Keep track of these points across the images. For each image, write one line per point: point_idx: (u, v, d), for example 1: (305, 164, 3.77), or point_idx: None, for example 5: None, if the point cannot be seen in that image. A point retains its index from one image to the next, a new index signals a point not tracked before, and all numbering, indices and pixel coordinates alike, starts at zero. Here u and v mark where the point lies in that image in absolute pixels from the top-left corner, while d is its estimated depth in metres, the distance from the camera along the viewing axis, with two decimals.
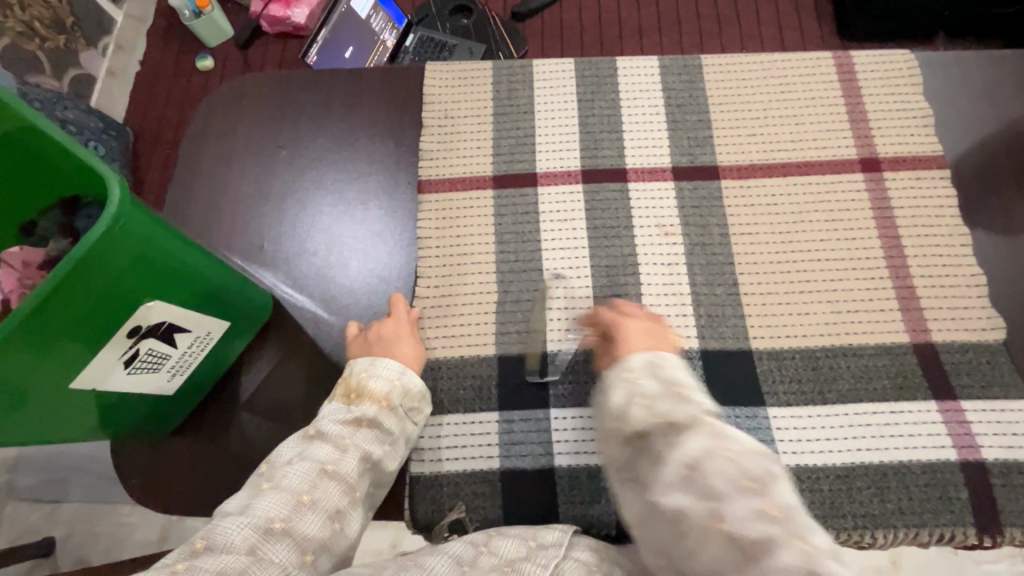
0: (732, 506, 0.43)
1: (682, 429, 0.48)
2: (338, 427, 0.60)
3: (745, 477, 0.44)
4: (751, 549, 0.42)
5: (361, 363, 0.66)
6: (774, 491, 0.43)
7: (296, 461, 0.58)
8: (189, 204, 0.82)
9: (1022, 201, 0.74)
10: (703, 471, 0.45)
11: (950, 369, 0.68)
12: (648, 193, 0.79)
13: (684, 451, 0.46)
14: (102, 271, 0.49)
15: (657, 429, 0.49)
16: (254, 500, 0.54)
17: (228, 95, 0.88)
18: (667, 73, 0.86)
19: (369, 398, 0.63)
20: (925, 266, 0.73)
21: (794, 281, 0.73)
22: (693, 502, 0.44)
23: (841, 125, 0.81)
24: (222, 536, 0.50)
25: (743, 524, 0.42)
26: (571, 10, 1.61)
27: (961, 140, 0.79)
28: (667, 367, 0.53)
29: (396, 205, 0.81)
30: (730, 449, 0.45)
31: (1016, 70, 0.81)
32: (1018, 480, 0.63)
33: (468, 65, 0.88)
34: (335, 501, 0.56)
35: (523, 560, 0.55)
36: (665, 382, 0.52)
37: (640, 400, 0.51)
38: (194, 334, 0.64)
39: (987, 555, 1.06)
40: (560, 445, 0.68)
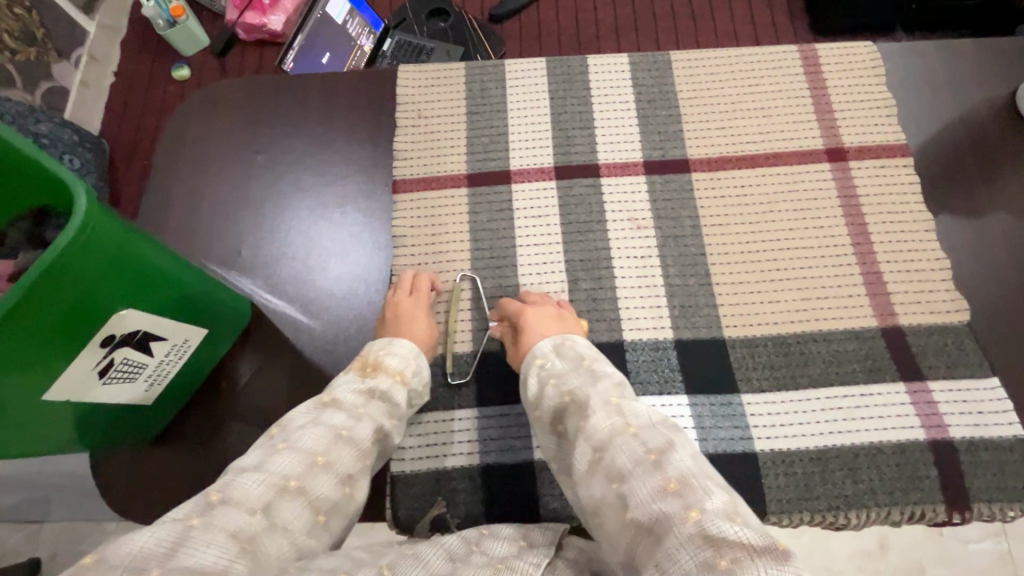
0: (636, 487, 0.47)
1: (590, 410, 0.55)
2: (352, 396, 0.62)
3: (649, 453, 0.49)
4: (654, 529, 0.44)
5: (378, 343, 0.67)
6: (671, 462, 0.47)
7: (310, 425, 0.58)
8: (163, 212, 0.82)
9: (983, 186, 0.76)
10: (610, 455, 0.50)
11: (917, 351, 0.70)
12: (621, 187, 0.80)
13: (593, 436, 0.52)
14: (71, 280, 0.49)
15: (569, 409, 0.57)
16: (269, 457, 0.54)
17: (200, 102, 0.88)
18: (637, 70, 0.87)
19: (385, 373, 0.65)
20: (891, 251, 0.74)
21: (764, 270, 0.74)
22: (605, 487, 0.49)
23: (808, 117, 0.82)
24: (238, 492, 0.49)
25: (645, 506, 0.45)
26: (547, 11, 1.62)
27: (923, 127, 0.81)
28: (570, 347, 0.64)
29: (371, 207, 0.81)
30: (628, 428, 0.51)
31: (975, 59, 0.83)
32: (984, 456, 0.65)
33: (441, 65, 0.89)
34: (347, 464, 0.57)
35: (515, 557, 0.53)
36: (571, 360, 0.62)
37: (552, 384, 0.60)
38: (171, 341, 0.63)
39: (969, 534, 1.08)
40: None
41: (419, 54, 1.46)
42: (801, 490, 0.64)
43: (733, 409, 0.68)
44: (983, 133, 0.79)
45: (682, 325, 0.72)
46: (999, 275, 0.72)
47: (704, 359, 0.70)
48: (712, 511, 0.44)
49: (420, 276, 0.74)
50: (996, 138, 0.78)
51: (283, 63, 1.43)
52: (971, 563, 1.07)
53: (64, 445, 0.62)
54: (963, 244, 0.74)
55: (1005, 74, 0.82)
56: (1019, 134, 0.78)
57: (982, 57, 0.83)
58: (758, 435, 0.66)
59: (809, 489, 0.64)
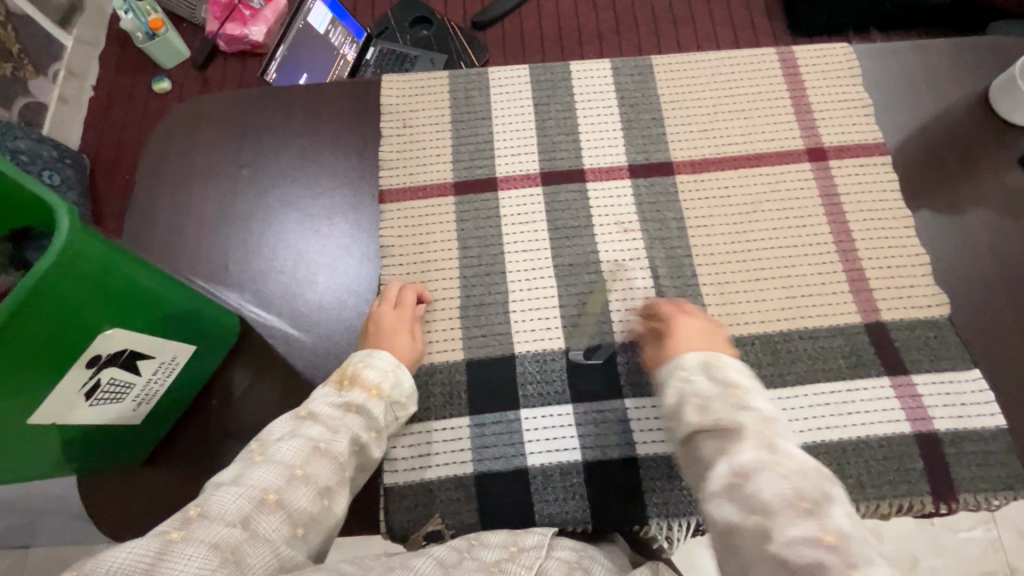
0: (785, 527, 0.45)
1: (738, 436, 0.52)
2: (329, 409, 0.62)
3: (805, 499, 0.46)
4: (801, 574, 0.42)
5: (358, 355, 0.68)
6: (831, 515, 0.45)
7: (287, 438, 0.58)
8: (148, 228, 0.81)
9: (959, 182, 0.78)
10: (754, 486, 0.48)
11: (900, 346, 0.71)
12: (607, 192, 0.81)
13: (733, 462, 0.50)
14: (55, 300, 0.48)
15: (707, 431, 0.53)
16: (247, 471, 0.54)
17: (183, 116, 0.88)
18: (619, 75, 0.88)
19: (360, 386, 0.65)
20: (872, 248, 0.76)
21: (750, 270, 0.75)
22: (743, 515, 0.47)
23: (788, 118, 0.84)
24: (217, 506, 0.49)
25: (793, 549, 0.43)
26: (530, 17, 1.63)
27: (901, 126, 0.82)
28: (721, 367, 0.58)
29: (358, 218, 0.81)
30: (780, 466, 0.48)
31: (947, 59, 0.85)
32: (969, 448, 0.66)
33: (424, 75, 0.89)
34: (326, 476, 0.57)
35: (508, 561, 0.54)
36: (721, 383, 0.56)
37: (694, 401, 0.55)
38: (159, 360, 0.63)
39: (960, 523, 1.10)
40: (532, 444, 0.68)
41: (403, 63, 1.46)
42: None
43: None
44: (958, 129, 0.81)
45: None
46: (977, 269, 0.74)
47: None
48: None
49: (408, 288, 0.74)
50: (971, 134, 0.80)
51: (265, 74, 1.39)
52: (963, 552, 1.08)
53: (52, 468, 0.61)
54: (942, 239, 0.76)
55: (977, 72, 0.84)
56: (992, 130, 0.80)
57: (953, 57, 0.86)
58: None
59: None
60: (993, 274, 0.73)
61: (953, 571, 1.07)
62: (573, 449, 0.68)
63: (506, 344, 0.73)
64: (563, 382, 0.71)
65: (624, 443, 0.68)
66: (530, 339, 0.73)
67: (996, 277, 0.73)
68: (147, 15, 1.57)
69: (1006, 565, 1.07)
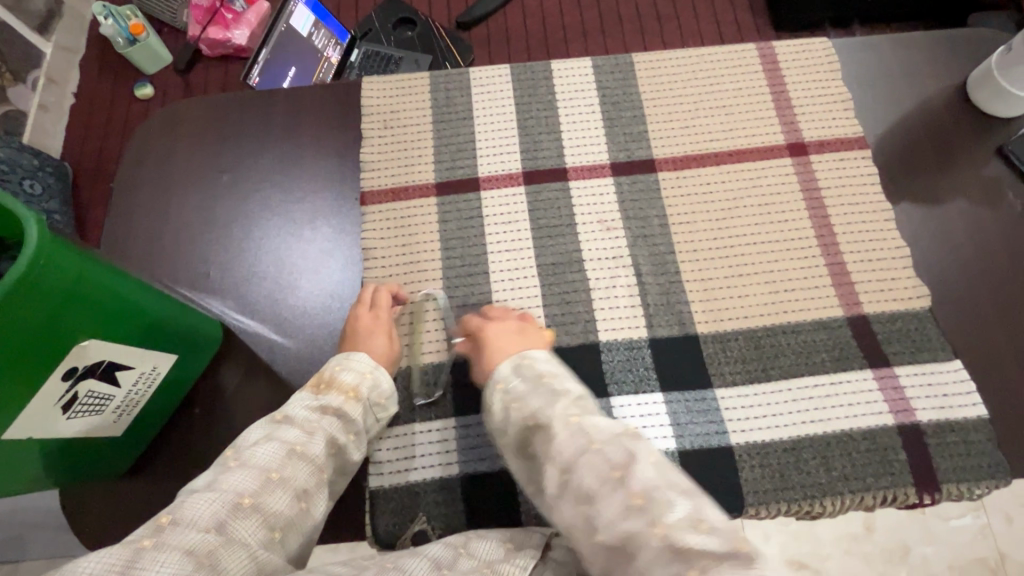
0: (603, 508, 0.46)
1: (551, 433, 0.52)
2: (305, 412, 0.62)
3: (614, 470, 0.47)
4: (628, 550, 0.44)
5: (336, 360, 0.68)
6: (636, 477, 0.46)
7: (263, 441, 0.58)
8: (128, 236, 0.80)
9: (938, 173, 0.78)
10: (575, 476, 0.48)
11: (882, 338, 0.71)
12: (589, 190, 0.81)
13: (558, 457, 0.50)
14: (25, 312, 0.47)
15: (539, 433, 0.54)
16: (222, 475, 0.54)
17: (161, 122, 0.87)
18: (600, 73, 0.88)
19: (337, 389, 0.65)
20: (853, 241, 0.76)
21: (732, 265, 0.76)
22: (576, 507, 0.48)
23: (768, 113, 0.84)
24: (190, 512, 0.49)
25: (613, 527, 0.45)
26: (514, 17, 1.63)
27: (880, 119, 0.83)
28: (531, 364, 0.60)
29: (340, 221, 0.81)
30: (593, 444, 0.49)
31: (924, 51, 0.86)
32: (951, 437, 0.66)
33: (406, 76, 0.88)
34: (303, 480, 0.57)
35: (503, 562, 0.54)
36: (532, 380, 0.58)
37: (515, 405, 0.57)
38: (139, 370, 0.62)
39: (950, 511, 1.11)
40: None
41: (388, 65, 1.45)
42: (778, 481, 0.65)
43: (707, 405, 0.69)
44: (937, 121, 0.81)
45: (656, 324, 0.73)
46: (958, 259, 0.74)
47: (678, 357, 0.71)
48: (674, 526, 0.44)
49: (381, 288, 0.73)
50: (949, 125, 0.81)
51: (247, 78, 1.32)
52: (953, 539, 1.09)
53: (33, 483, 0.61)
54: (922, 231, 0.76)
55: (954, 64, 0.85)
56: (969, 121, 0.81)
57: (930, 49, 0.86)
58: (733, 428, 0.67)
59: (785, 479, 0.65)
60: (973, 264, 0.74)
61: (945, 559, 1.08)
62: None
63: None
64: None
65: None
66: None
67: (976, 266, 0.74)
68: (127, 20, 1.56)
69: (996, 552, 1.08)
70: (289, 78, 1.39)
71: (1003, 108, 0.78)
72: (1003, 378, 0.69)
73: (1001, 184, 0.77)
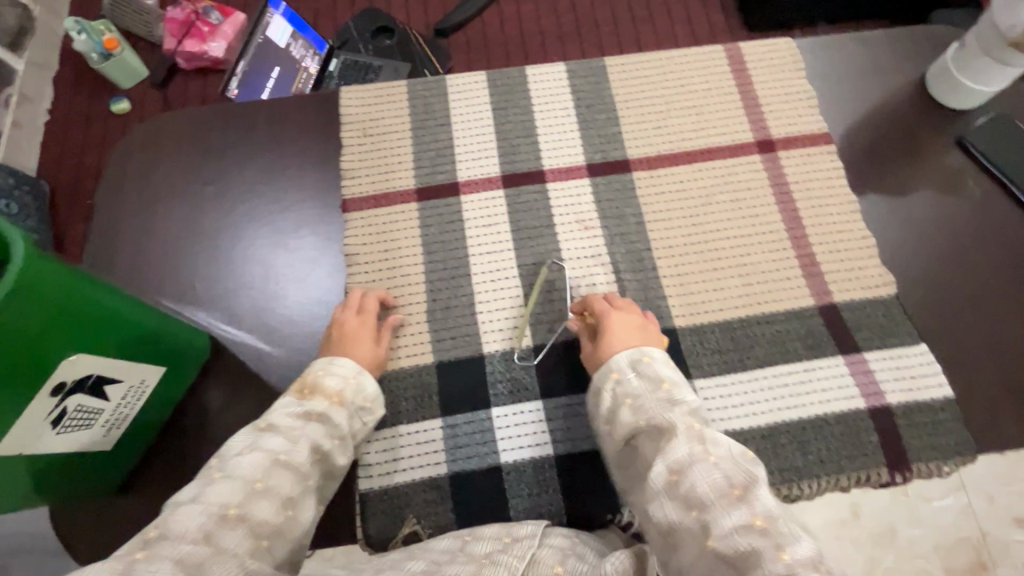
0: (720, 518, 0.48)
1: (670, 435, 0.56)
2: (289, 419, 0.61)
3: (731, 486, 0.50)
4: (739, 564, 0.45)
5: (318, 364, 0.68)
6: (757, 501, 0.48)
7: (246, 451, 0.57)
8: (112, 252, 0.80)
9: (899, 166, 0.82)
10: (690, 481, 0.51)
11: (852, 326, 0.75)
12: (567, 192, 0.82)
13: (670, 459, 0.54)
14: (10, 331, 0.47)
15: (647, 433, 0.58)
16: (206, 488, 0.53)
17: (139, 136, 0.86)
18: (574, 76, 0.89)
19: (322, 395, 0.65)
20: (822, 234, 0.79)
21: (708, 260, 0.78)
22: (683, 513, 0.50)
23: (738, 112, 0.86)
24: (178, 525, 0.48)
25: (728, 538, 0.47)
26: (492, 23, 1.65)
27: (845, 114, 0.86)
28: (648, 363, 0.65)
29: (322, 229, 0.81)
30: (711, 457, 0.53)
31: (884, 49, 0.89)
32: (919, 418, 0.70)
33: (383, 83, 0.89)
34: (289, 488, 0.56)
35: (501, 553, 0.56)
36: (650, 379, 0.63)
37: (629, 401, 0.61)
38: (128, 383, 0.62)
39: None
40: (506, 442, 0.70)
41: (367, 73, 1.45)
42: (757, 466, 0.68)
43: None
44: (899, 116, 0.84)
45: None
46: (920, 249, 0.78)
47: None
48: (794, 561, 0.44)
49: (369, 295, 0.75)
50: (912, 119, 0.84)
51: (227, 91, 1.42)
52: None
53: (23, 500, 0.60)
54: (885, 223, 0.80)
55: (914, 61, 0.88)
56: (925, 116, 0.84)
57: (890, 47, 0.89)
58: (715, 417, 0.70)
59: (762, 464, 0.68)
60: (937, 255, 0.78)
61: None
62: (545, 444, 0.70)
63: (476, 344, 0.75)
64: (531, 379, 0.73)
65: (593, 434, 0.70)
66: (499, 339, 0.75)
67: (938, 255, 0.78)
68: (100, 34, 1.54)
69: None
70: (267, 87, 1.44)
71: (960, 100, 0.82)
72: (963, 359, 0.73)
73: (960, 175, 0.81)
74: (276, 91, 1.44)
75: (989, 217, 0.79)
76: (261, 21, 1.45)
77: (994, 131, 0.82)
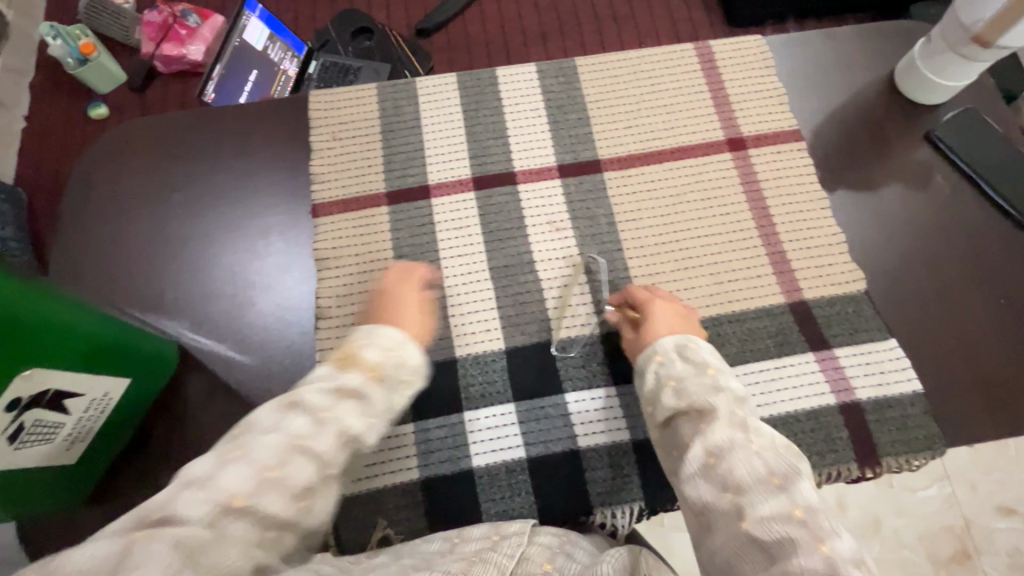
0: (760, 506, 0.50)
1: (712, 418, 0.58)
2: (322, 396, 0.60)
3: (774, 474, 0.52)
4: (773, 548, 0.47)
5: (363, 331, 0.67)
6: (798, 490, 0.51)
7: (272, 428, 0.56)
8: (84, 259, 0.79)
9: (869, 159, 0.83)
10: (728, 465, 0.53)
11: (823, 322, 0.77)
12: (539, 192, 0.84)
13: (710, 441, 0.56)
14: None
15: (687, 415, 0.60)
16: (218, 470, 0.52)
17: (111, 141, 0.85)
18: (544, 77, 0.91)
19: (358, 366, 0.63)
20: (791, 231, 0.81)
21: (678, 259, 0.80)
22: (718, 495, 0.53)
23: (707, 111, 0.88)
24: (181, 507, 0.49)
25: (764, 525, 0.49)
26: (473, 21, 1.64)
27: (809, 110, 0.87)
28: (695, 350, 0.66)
29: (294, 233, 0.81)
30: (753, 445, 0.55)
31: (854, 41, 0.89)
32: (886, 412, 0.73)
33: (355, 87, 0.90)
34: (305, 479, 0.55)
35: (491, 551, 0.56)
36: (697, 364, 0.64)
37: (672, 382, 0.63)
38: (90, 397, 0.61)
39: (916, 483, 1.16)
40: (481, 444, 0.71)
41: (347, 75, 1.41)
42: None
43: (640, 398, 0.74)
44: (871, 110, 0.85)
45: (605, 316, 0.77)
46: (891, 244, 0.79)
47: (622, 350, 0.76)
48: (837, 551, 0.46)
49: (405, 270, 0.75)
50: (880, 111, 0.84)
51: (204, 95, 1.40)
52: (922, 509, 1.14)
53: None
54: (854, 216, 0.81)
55: (884, 55, 0.88)
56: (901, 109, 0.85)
57: (863, 40, 0.89)
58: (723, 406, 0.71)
59: None
60: (907, 247, 0.79)
61: (914, 530, 1.13)
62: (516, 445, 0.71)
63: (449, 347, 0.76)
64: (501, 381, 0.74)
65: (564, 435, 0.72)
66: (470, 342, 0.76)
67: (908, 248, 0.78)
68: (77, 39, 1.51)
69: (962, 519, 1.14)
70: (245, 91, 1.42)
71: (929, 95, 0.82)
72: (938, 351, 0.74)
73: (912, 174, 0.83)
74: (255, 93, 1.43)
75: (958, 213, 0.80)
76: (236, 23, 1.43)
77: (961, 120, 0.82)
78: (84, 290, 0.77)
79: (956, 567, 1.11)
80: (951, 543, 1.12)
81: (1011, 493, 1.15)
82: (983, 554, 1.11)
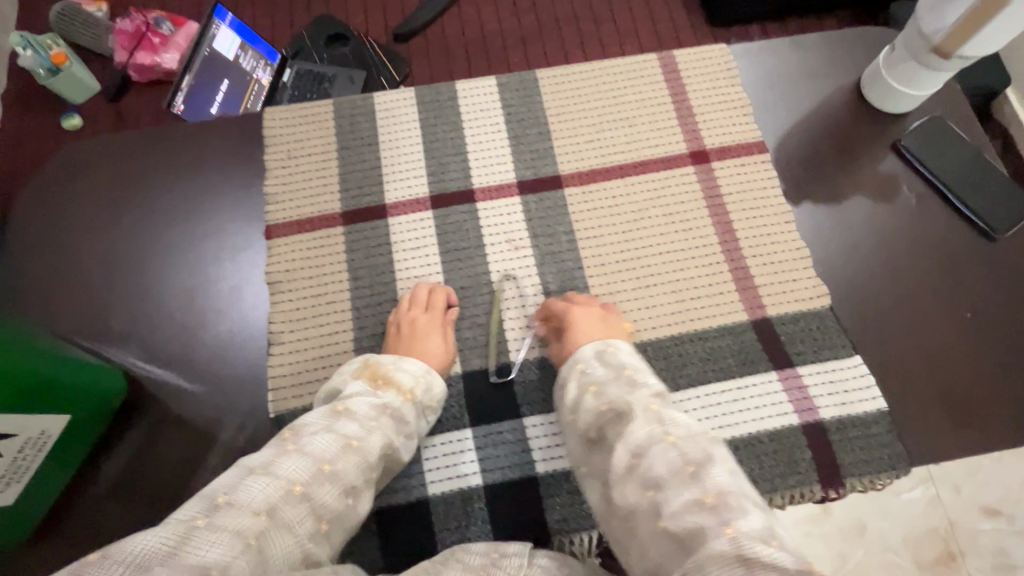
0: (677, 498, 0.63)
1: (628, 419, 0.72)
2: (367, 408, 0.81)
3: (688, 464, 0.65)
4: (687, 539, 0.60)
5: (390, 361, 0.91)
6: (712, 479, 0.64)
7: (321, 432, 0.76)
8: (40, 267, 1.02)
9: (811, 185, 1.05)
10: (647, 463, 0.67)
11: (787, 339, 0.97)
12: (461, 227, 1.06)
13: (633, 441, 0.69)
14: None
15: (610, 416, 0.75)
16: (242, 481, 0.67)
17: (61, 168, 1.09)
18: (504, 89, 1.16)
19: (394, 387, 0.86)
20: (676, 264, 1.02)
21: (607, 283, 1.01)
22: (643, 493, 0.65)
23: (639, 146, 1.10)
24: (245, 495, 0.65)
25: (680, 517, 0.62)
26: (452, 24, 1.62)
27: (723, 129, 1.10)
28: (614, 353, 0.85)
29: (246, 250, 1.04)
30: (669, 439, 0.68)
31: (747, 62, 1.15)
32: (846, 430, 0.91)
33: (301, 140, 1.12)
34: (352, 478, 0.74)
35: (494, 567, 0.71)
36: (614, 366, 0.82)
37: (592, 384, 0.81)
38: (27, 436, 0.79)
39: (903, 487, 1.27)
40: (464, 470, 0.93)
41: (319, 82, 1.44)
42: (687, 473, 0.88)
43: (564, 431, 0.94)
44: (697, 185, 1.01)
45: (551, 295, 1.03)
46: (841, 267, 1.00)
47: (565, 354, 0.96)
48: (744, 531, 0.59)
49: (437, 293, 1.00)
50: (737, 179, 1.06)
51: (171, 106, 1.33)
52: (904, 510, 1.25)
53: None
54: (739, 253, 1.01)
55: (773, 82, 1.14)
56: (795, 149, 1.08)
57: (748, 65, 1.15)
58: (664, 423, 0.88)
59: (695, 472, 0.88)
60: (835, 275, 1.00)
61: (900, 532, 1.24)
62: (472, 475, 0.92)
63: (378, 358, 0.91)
64: (457, 407, 0.96)
65: (511, 465, 0.93)
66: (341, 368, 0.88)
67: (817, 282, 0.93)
68: (47, 48, 1.53)
69: (945, 521, 1.24)
70: (216, 100, 1.38)
71: (896, 102, 1.04)
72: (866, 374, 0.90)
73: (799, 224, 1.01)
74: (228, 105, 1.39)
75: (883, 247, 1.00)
76: (205, 33, 1.39)
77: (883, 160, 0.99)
78: (70, 322, 0.98)
79: (941, 569, 1.22)
80: (937, 544, 1.23)
81: (995, 496, 1.24)
82: (970, 556, 1.21)
